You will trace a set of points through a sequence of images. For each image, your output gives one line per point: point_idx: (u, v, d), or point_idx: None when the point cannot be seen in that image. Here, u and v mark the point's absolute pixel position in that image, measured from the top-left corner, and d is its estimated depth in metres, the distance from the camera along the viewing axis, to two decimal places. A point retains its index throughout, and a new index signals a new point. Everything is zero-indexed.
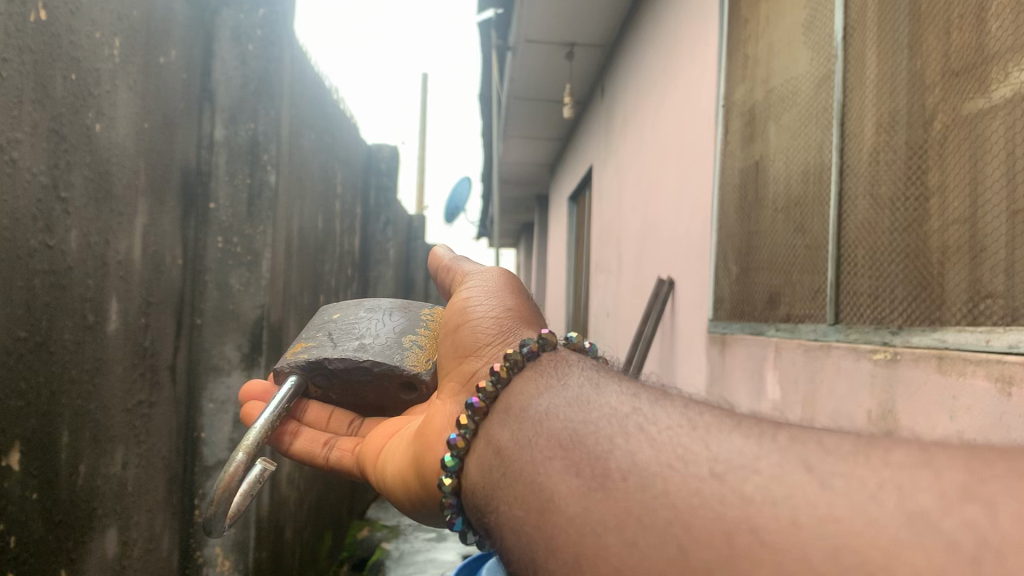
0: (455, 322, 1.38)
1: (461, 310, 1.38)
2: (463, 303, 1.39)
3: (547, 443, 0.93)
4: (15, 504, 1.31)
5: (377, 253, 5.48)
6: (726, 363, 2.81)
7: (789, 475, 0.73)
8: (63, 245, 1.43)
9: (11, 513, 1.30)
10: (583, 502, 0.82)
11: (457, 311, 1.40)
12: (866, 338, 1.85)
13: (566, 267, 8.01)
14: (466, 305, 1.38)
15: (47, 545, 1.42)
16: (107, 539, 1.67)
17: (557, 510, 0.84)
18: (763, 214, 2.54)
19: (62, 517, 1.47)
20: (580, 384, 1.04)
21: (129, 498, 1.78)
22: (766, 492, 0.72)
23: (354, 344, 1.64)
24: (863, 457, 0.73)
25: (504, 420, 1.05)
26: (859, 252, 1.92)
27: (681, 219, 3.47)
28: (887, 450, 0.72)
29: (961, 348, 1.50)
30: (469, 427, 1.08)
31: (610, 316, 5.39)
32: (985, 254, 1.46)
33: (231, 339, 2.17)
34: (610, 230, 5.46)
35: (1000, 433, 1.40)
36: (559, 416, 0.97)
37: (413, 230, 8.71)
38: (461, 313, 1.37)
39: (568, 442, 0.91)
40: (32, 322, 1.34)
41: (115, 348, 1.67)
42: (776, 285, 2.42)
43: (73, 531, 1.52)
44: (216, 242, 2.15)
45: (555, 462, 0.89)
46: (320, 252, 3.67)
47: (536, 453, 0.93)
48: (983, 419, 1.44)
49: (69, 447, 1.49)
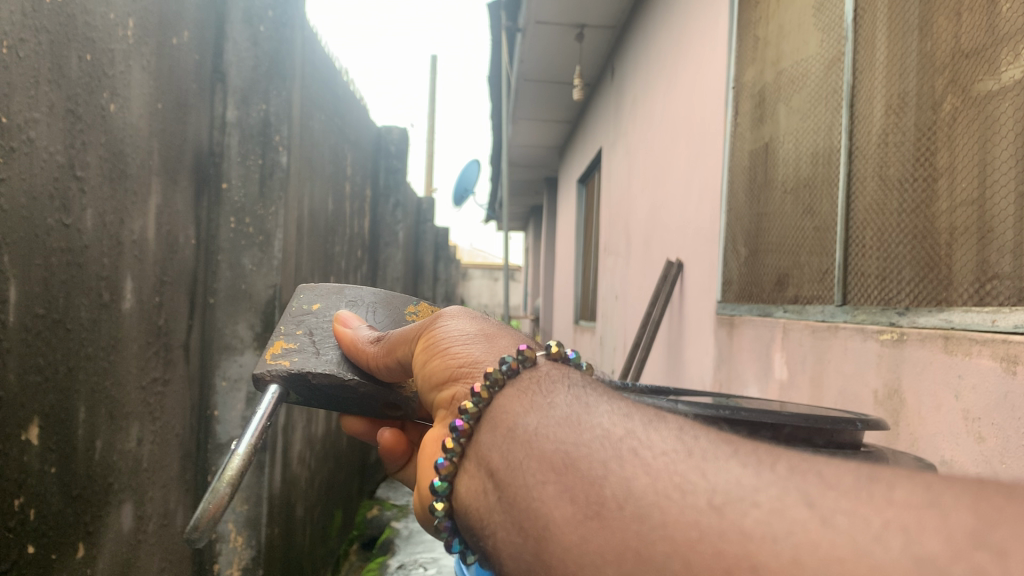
0: (423, 358, 1.15)
1: (428, 343, 1.15)
2: (427, 339, 1.16)
3: (536, 464, 0.80)
4: (36, 477, 1.34)
5: (388, 236, 5.52)
6: (734, 344, 2.82)
7: (790, 508, 0.62)
8: (79, 224, 1.45)
9: (32, 486, 1.33)
10: (580, 531, 0.71)
11: (423, 346, 1.17)
12: (873, 319, 1.86)
13: (575, 250, 8.02)
14: (432, 338, 1.14)
15: (65, 518, 1.45)
16: (123, 513, 1.70)
17: (553, 539, 0.73)
18: (772, 196, 2.54)
19: (81, 489, 1.51)
20: (567, 403, 0.87)
21: (145, 473, 1.81)
22: (767, 529, 0.61)
23: (338, 355, 1.44)
24: (866, 493, 0.62)
25: (493, 441, 0.89)
26: (867, 234, 1.93)
27: (691, 203, 3.47)
28: (891, 487, 0.62)
29: (967, 329, 1.52)
30: (455, 450, 0.94)
31: (619, 300, 5.41)
32: (992, 234, 1.47)
33: (244, 319, 2.19)
34: (619, 213, 5.46)
35: (1004, 411, 1.41)
36: (549, 436, 0.82)
37: (422, 213, 8.78)
38: (426, 350, 1.15)
39: (561, 465, 0.77)
40: (49, 300, 1.36)
41: (131, 326, 1.70)
42: (784, 266, 2.43)
43: (91, 505, 1.55)
44: (227, 223, 2.17)
45: (548, 487, 0.76)
46: (330, 233, 3.70)
47: (528, 476, 0.79)
48: (987, 398, 1.45)
49: (86, 423, 1.52)
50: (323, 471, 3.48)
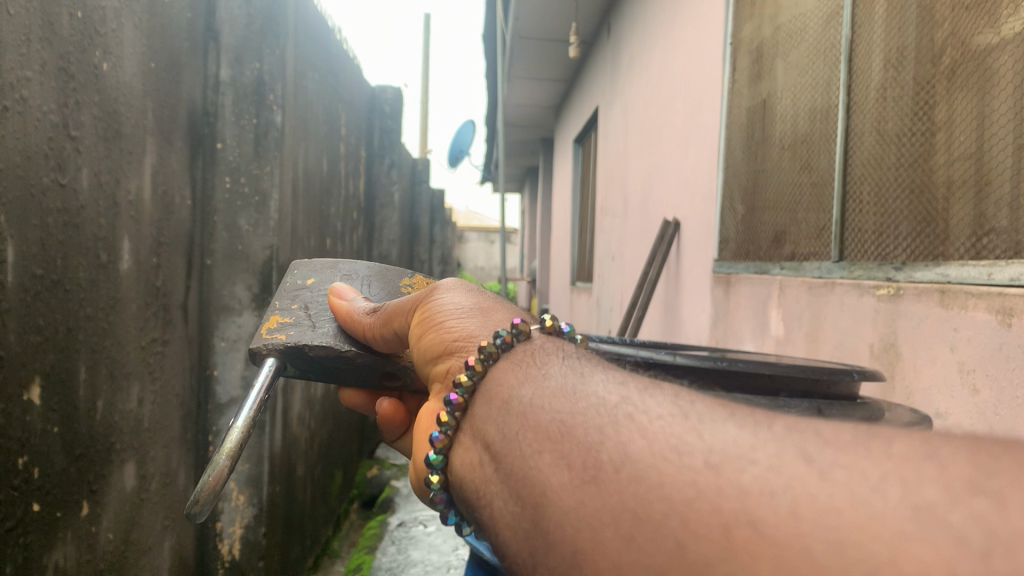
0: (418, 330, 1.14)
1: (423, 315, 1.14)
2: (422, 310, 1.15)
3: (533, 433, 0.80)
4: (38, 437, 1.35)
5: (383, 197, 5.50)
6: (730, 302, 2.84)
7: (788, 466, 0.62)
8: (75, 185, 1.45)
9: (35, 445, 1.34)
10: (577, 495, 0.70)
11: (418, 319, 1.16)
12: (870, 274, 1.87)
13: (571, 211, 8.01)
14: (427, 311, 1.13)
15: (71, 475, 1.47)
16: (125, 472, 1.72)
17: (550, 504, 0.72)
18: (769, 152, 2.53)
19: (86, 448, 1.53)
20: (562, 373, 0.87)
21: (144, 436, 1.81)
22: (764, 483, 0.61)
23: (335, 328, 1.43)
24: (864, 449, 0.62)
25: (489, 412, 0.90)
26: (864, 190, 1.93)
27: (687, 161, 3.47)
28: (888, 442, 0.63)
29: (963, 282, 1.52)
30: (450, 424, 0.94)
31: (615, 259, 5.41)
32: (990, 187, 1.47)
33: (242, 279, 2.21)
34: (615, 172, 5.45)
35: (999, 363, 1.43)
36: (545, 407, 0.82)
37: (417, 174, 8.74)
38: (421, 323, 1.14)
39: (556, 434, 0.77)
40: (47, 260, 1.36)
41: (129, 286, 1.70)
42: (781, 223, 2.43)
43: (94, 464, 1.56)
44: (224, 182, 2.15)
45: (544, 455, 0.76)
46: (325, 194, 3.68)
47: (524, 446, 0.79)
48: (982, 351, 1.47)
49: (87, 383, 1.53)
50: (323, 431, 3.51)
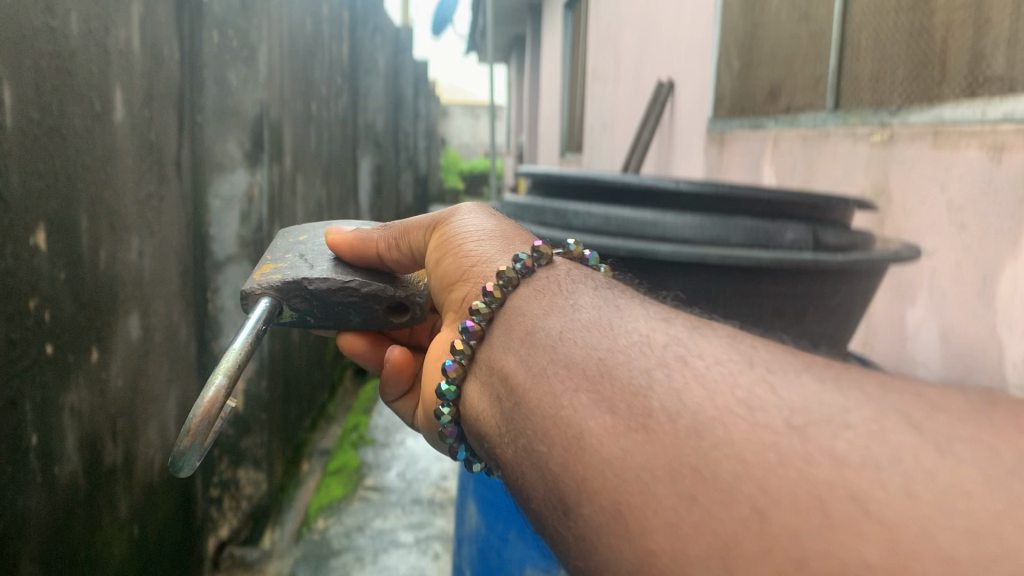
0: (436, 250, 1.19)
1: (440, 237, 1.20)
2: (440, 234, 1.20)
3: (564, 370, 0.81)
4: (47, 281, 1.37)
5: (368, 61, 5.39)
6: (723, 161, 2.85)
7: (892, 433, 0.59)
8: (65, 29, 1.42)
9: (44, 290, 1.36)
10: (622, 443, 0.70)
11: (435, 242, 1.21)
12: (865, 121, 1.87)
13: (560, 76, 7.87)
14: (444, 233, 1.19)
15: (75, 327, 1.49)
16: (130, 322, 1.75)
17: (589, 449, 0.72)
18: (768, 5, 2.49)
19: (88, 302, 1.55)
20: (587, 305, 0.90)
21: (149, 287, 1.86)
22: (864, 454, 0.58)
23: (333, 265, 1.38)
24: (989, 420, 0.59)
25: (508, 343, 0.93)
26: (862, 36, 1.92)
27: (683, 17, 3.40)
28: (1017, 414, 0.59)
29: (956, 122, 1.55)
30: (462, 352, 0.99)
31: (607, 124, 5.36)
32: (989, 26, 1.49)
33: (234, 135, 2.23)
34: (607, 32, 5.32)
35: (986, 200, 1.51)
36: (576, 341, 0.84)
37: (402, 41, 8.52)
38: (438, 246, 1.19)
39: (594, 374, 0.78)
40: (43, 105, 1.35)
41: (124, 137, 1.69)
42: (778, 77, 2.42)
43: (101, 311, 1.60)
44: (212, 34, 2.11)
45: (582, 395, 0.77)
46: (310, 55, 3.60)
47: (553, 381, 0.81)
48: (971, 188, 1.54)
49: (90, 232, 1.54)
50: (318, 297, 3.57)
